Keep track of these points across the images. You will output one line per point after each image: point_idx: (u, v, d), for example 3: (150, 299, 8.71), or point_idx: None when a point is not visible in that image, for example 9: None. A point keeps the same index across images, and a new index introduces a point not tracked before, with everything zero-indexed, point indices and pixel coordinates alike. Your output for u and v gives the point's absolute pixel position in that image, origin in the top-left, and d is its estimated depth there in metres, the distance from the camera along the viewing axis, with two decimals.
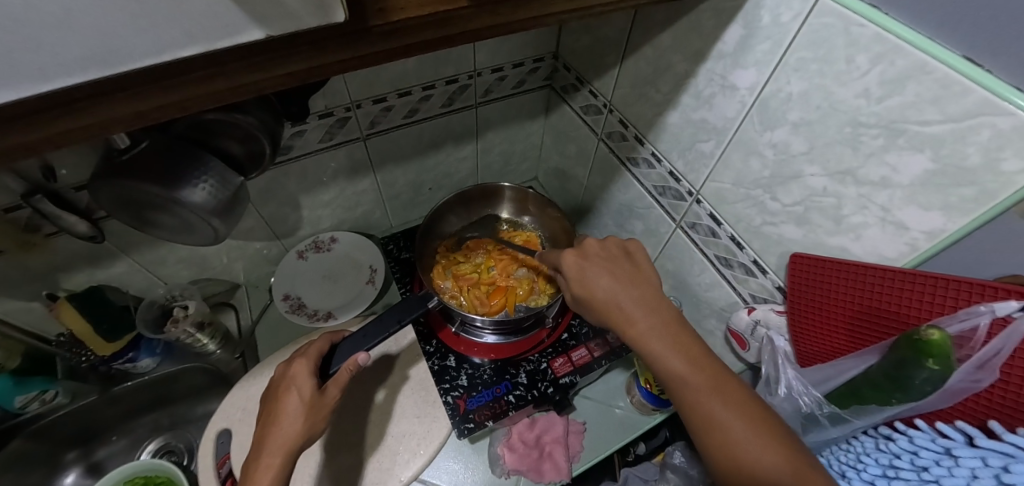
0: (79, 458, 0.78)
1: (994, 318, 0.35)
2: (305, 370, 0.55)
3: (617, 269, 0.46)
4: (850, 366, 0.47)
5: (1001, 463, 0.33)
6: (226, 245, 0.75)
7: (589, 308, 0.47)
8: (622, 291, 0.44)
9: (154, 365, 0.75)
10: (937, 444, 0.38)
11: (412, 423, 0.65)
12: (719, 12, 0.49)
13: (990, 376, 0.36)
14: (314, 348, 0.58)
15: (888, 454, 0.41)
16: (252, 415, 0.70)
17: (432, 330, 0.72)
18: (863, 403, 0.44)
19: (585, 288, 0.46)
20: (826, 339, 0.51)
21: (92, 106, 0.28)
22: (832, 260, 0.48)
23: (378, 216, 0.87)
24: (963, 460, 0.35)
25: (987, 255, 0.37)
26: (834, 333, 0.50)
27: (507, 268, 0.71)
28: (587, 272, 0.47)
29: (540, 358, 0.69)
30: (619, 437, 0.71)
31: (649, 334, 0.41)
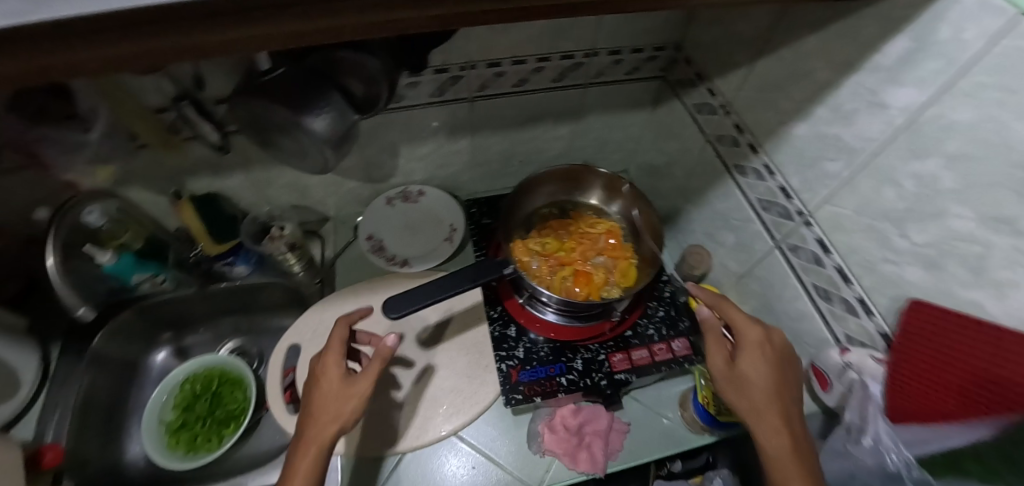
0: (171, 339, 0.89)
1: None
2: (333, 362, 0.56)
3: (784, 377, 0.50)
4: (952, 434, 0.41)
5: None
6: (327, 179, 0.81)
7: (733, 382, 0.50)
8: (777, 394, 0.49)
9: (245, 273, 0.83)
10: None
11: (460, 381, 0.68)
12: (886, 21, 0.43)
13: None
14: (337, 339, 0.58)
15: None
16: (320, 338, 0.75)
17: (499, 297, 0.73)
18: (964, 477, 0.39)
19: (757, 368, 0.50)
20: (930, 401, 0.43)
21: (268, 16, 0.27)
22: (961, 316, 0.40)
23: (465, 179, 0.89)
24: None
25: None
26: (941, 397, 0.42)
27: (586, 253, 0.70)
28: (764, 359, 0.51)
29: (599, 349, 0.68)
30: (662, 447, 0.69)
31: (785, 448, 0.46)
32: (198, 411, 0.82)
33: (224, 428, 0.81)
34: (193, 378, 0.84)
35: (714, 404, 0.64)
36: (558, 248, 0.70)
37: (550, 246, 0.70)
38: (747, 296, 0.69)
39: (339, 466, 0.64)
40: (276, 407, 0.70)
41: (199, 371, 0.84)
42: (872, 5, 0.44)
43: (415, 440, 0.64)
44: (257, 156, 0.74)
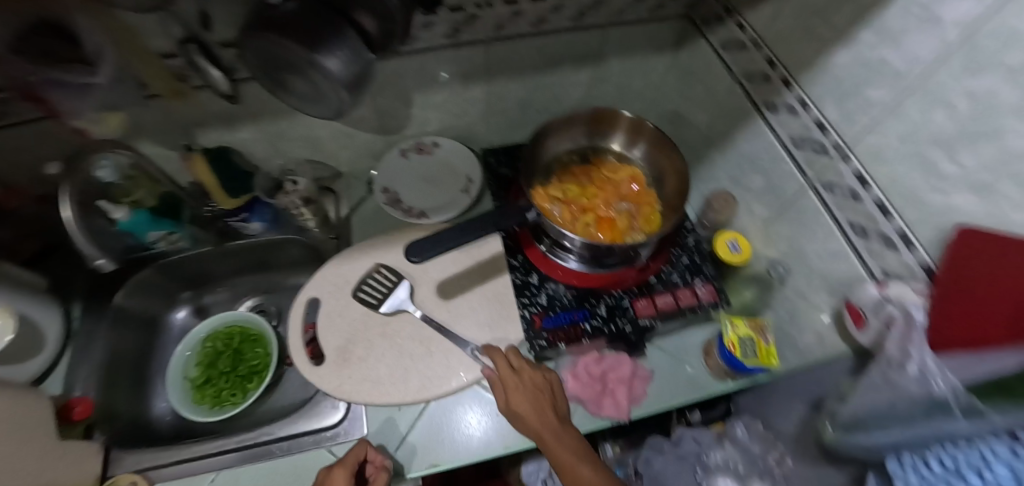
0: (190, 298, 0.91)
1: None
2: (340, 478, 0.59)
3: (546, 405, 0.58)
4: (991, 358, 0.36)
5: None
6: (340, 130, 0.80)
7: (515, 419, 0.57)
8: (538, 420, 0.56)
9: (261, 230, 0.82)
10: None
11: (483, 329, 0.72)
12: None
13: None
14: (352, 457, 0.62)
15: None
16: (341, 291, 0.75)
17: (519, 246, 0.71)
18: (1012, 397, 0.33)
19: (522, 402, 0.57)
20: (966, 327, 0.39)
21: None
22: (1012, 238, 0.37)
23: (480, 130, 0.87)
24: None
25: None
26: (977, 322, 0.39)
27: (609, 199, 0.69)
28: (522, 390, 0.57)
29: (623, 296, 0.67)
30: (687, 394, 0.69)
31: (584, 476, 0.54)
32: (221, 368, 0.83)
33: (247, 383, 0.81)
34: (215, 336, 0.85)
35: (741, 348, 0.63)
36: (581, 194, 0.69)
37: (572, 192, 0.69)
38: (775, 239, 0.67)
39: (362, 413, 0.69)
40: (297, 360, 0.70)
41: (220, 328, 0.85)
42: None
43: (443, 388, 0.68)
44: (269, 106, 0.71)
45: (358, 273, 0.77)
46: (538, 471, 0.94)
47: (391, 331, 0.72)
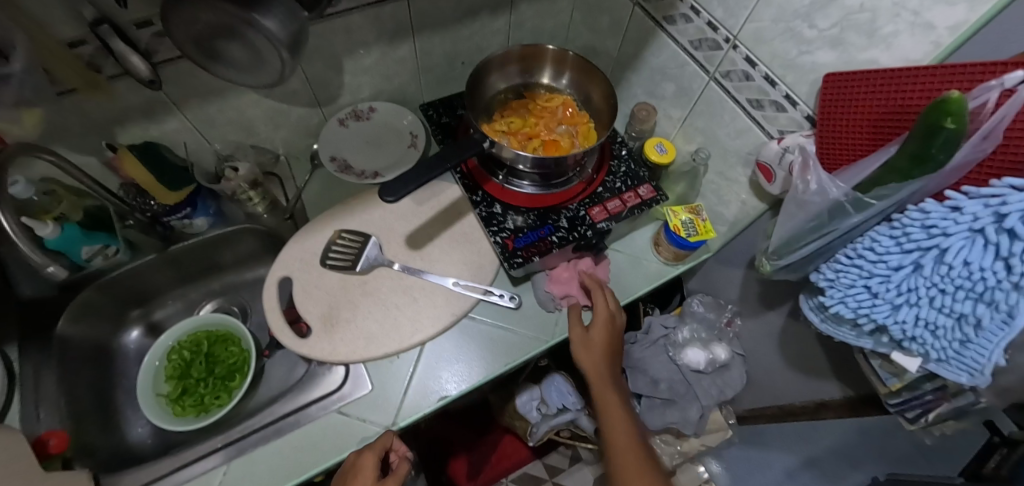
0: (140, 317, 0.85)
1: (1003, 90, 0.39)
2: (373, 466, 0.61)
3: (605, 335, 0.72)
4: (868, 164, 0.51)
5: (1000, 202, 0.39)
6: (271, 109, 0.78)
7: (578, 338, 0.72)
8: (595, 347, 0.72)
9: (206, 226, 0.80)
10: (944, 207, 0.44)
11: (460, 268, 0.77)
12: None
13: (993, 143, 0.41)
14: (382, 444, 0.64)
15: (899, 228, 0.47)
16: (311, 264, 0.76)
17: (477, 183, 0.76)
18: (884, 187, 0.48)
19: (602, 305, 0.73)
20: (847, 148, 0.54)
21: None
22: (863, 72, 0.51)
23: (413, 90, 0.90)
24: (968, 208, 0.41)
25: (1007, 37, 0.42)
26: (853, 141, 0.53)
27: (549, 124, 0.76)
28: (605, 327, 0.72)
29: (579, 207, 0.75)
30: (647, 283, 0.80)
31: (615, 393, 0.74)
32: (196, 375, 0.79)
33: (228, 383, 0.79)
34: (180, 348, 0.81)
35: (684, 228, 0.74)
36: (524, 124, 0.76)
37: (516, 123, 0.75)
38: (692, 134, 0.78)
39: (364, 372, 0.71)
40: (285, 336, 0.70)
41: (184, 338, 0.81)
42: None
43: (436, 326, 0.72)
44: (195, 90, 0.68)
45: (324, 244, 0.77)
46: (532, 400, 1.02)
47: (372, 289, 0.74)
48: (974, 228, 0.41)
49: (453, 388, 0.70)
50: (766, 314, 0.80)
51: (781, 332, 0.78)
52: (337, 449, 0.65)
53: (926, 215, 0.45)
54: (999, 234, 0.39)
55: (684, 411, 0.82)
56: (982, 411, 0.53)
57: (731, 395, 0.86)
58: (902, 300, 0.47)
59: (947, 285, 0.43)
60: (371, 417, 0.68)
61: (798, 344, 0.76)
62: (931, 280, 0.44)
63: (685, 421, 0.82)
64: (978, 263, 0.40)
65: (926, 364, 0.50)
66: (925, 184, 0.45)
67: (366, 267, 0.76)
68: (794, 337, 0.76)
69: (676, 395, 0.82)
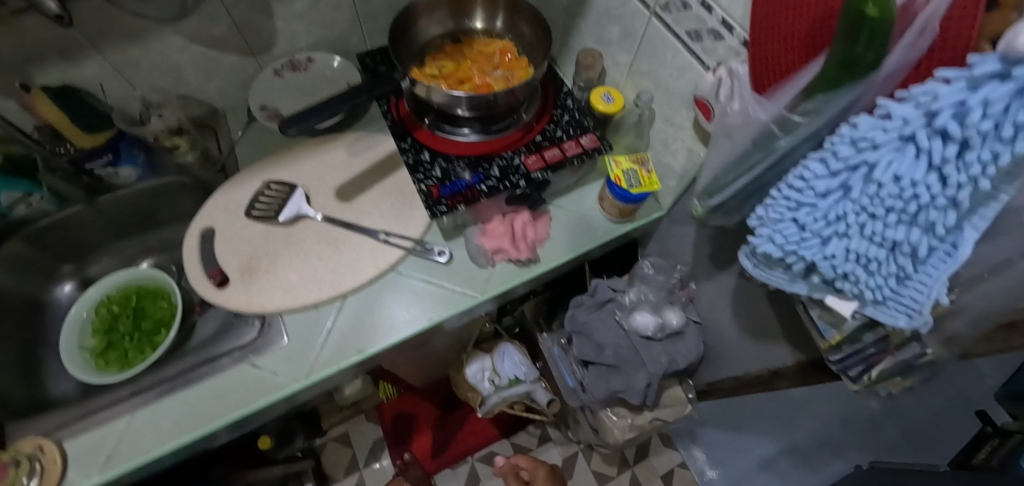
0: (74, 272, 0.83)
1: None
2: None
3: None
4: (796, 80, 0.42)
5: (931, 98, 0.30)
6: (199, 55, 0.75)
7: None
8: None
9: (135, 177, 0.78)
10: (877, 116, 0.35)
11: (390, 221, 0.73)
12: None
13: (928, 34, 0.32)
14: None
15: (830, 148, 0.39)
16: (236, 215, 0.73)
17: (407, 130, 0.72)
18: (812, 101, 0.40)
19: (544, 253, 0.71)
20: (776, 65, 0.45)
21: None
22: None
23: (355, 42, 0.86)
24: (897, 113, 0.32)
25: None
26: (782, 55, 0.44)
27: (484, 69, 0.71)
28: None
29: (514, 156, 0.71)
30: (590, 241, 0.75)
31: None
32: (122, 330, 0.77)
33: (154, 338, 0.76)
34: (108, 302, 0.78)
35: (626, 179, 0.69)
36: (457, 69, 0.71)
37: (448, 68, 0.71)
38: (639, 80, 0.72)
39: (281, 325, 0.67)
40: (201, 286, 0.67)
41: (112, 293, 0.79)
42: None
43: (359, 278, 0.69)
44: (111, 29, 0.65)
45: (251, 194, 0.74)
46: (483, 370, 0.99)
47: (296, 241, 0.71)
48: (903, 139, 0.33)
49: (372, 343, 0.66)
50: (719, 276, 0.75)
51: (733, 295, 0.73)
52: (246, 401, 0.62)
53: (853, 129, 0.37)
54: (927, 138, 0.31)
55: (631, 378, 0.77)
56: (929, 366, 0.47)
57: (683, 366, 0.80)
58: (830, 231, 0.40)
59: (877, 209, 0.36)
60: (284, 370, 0.64)
61: (749, 307, 0.70)
62: (861, 204, 0.37)
63: (632, 388, 0.77)
64: (907, 178, 0.32)
65: (862, 309, 0.44)
66: (857, 95, 0.38)
67: (292, 219, 0.72)
68: (745, 300, 0.70)
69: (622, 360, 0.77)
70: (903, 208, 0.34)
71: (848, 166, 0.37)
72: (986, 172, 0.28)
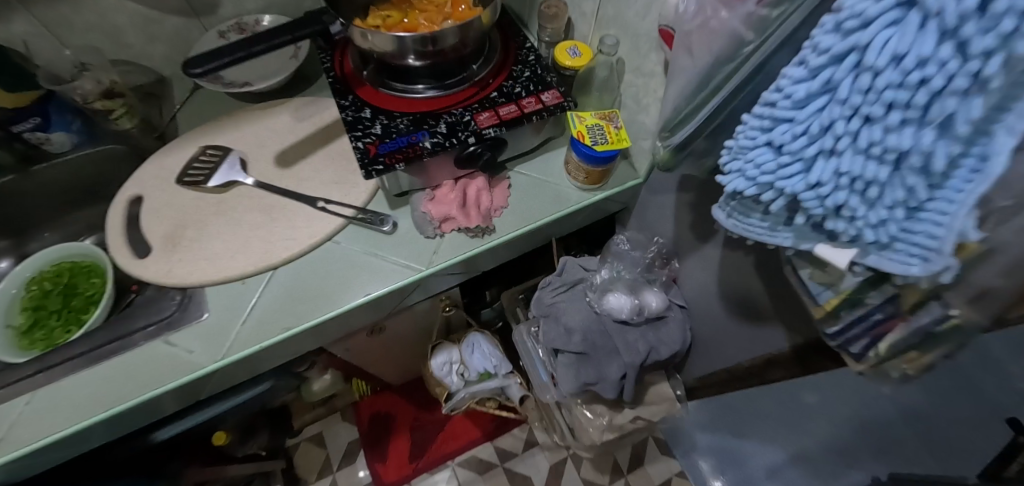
0: (10, 248, 0.78)
1: None
2: None
3: None
4: None
5: None
6: (137, 14, 0.71)
7: None
8: None
9: (71, 145, 0.72)
10: None
11: (329, 188, 0.66)
12: None
13: None
14: None
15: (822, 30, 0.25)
16: (165, 182, 0.67)
17: (349, 88, 0.65)
18: None
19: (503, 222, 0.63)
20: None
21: None
22: None
23: (310, 6, 0.81)
24: None
25: None
26: None
27: (433, 19, 0.64)
28: None
29: (465, 112, 0.63)
30: (554, 209, 0.67)
31: None
32: (50, 307, 0.71)
33: (80, 316, 0.70)
34: (40, 279, 0.73)
35: (590, 136, 0.61)
36: (403, 19, 0.64)
37: (393, 18, 0.64)
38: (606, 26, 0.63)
39: (201, 299, 0.60)
40: (118, 255, 0.61)
41: (46, 268, 0.74)
42: None
43: (290, 248, 0.61)
44: None
45: (185, 160, 0.68)
46: (449, 362, 0.91)
47: (226, 208, 0.64)
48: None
49: (295, 320, 0.58)
50: (703, 249, 0.65)
51: (720, 270, 0.63)
52: (153, 383, 0.55)
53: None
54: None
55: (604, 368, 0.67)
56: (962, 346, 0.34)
57: (665, 356, 0.70)
58: (813, 154, 0.28)
59: (867, 112, 0.23)
60: (199, 349, 0.57)
61: (738, 283, 0.60)
62: (851, 109, 0.24)
63: (605, 380, 0.67)
64: (912, 54, 0.19)
65: (864, 257, 0.31)
66: None
67: (224, 185, 0.66)
68: (734, 273, 0.60)
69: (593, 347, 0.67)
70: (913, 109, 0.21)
71: (833, 57, 0.24)
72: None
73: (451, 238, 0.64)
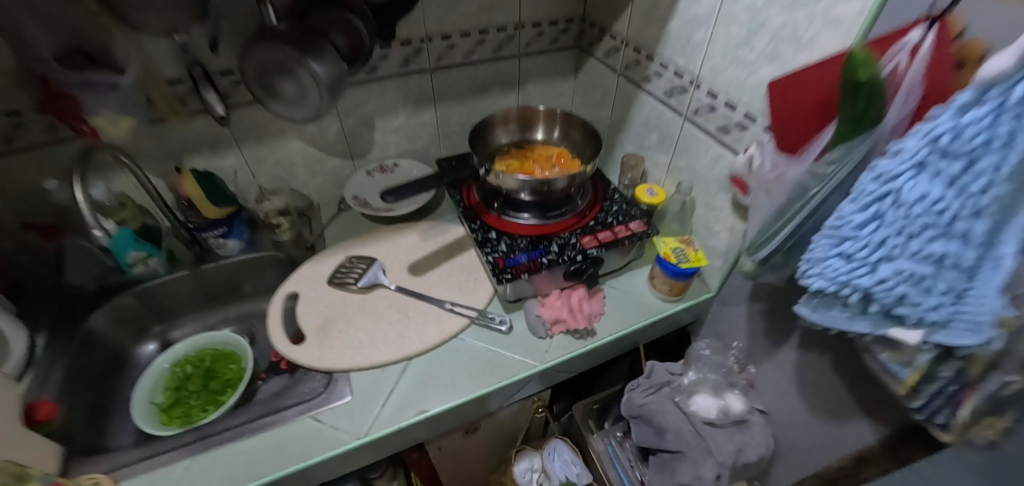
0: (159, 333, 0.89)
1: (909, 51, 0.44)
2: None
3: None
4: (821, 137, 0.51)
5: (994, 100, 0.36)
6: (312, 156, 0.93)
7: None
8: None
9: (238, 250, 0.88)
10: (922, 138, 0.40)
11: (452, 293, 0.79)
12: None
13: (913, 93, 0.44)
14: None
15: (879, 175, 0.44)
16: (320, 282, 0.81)
17: (477, 214, 0.83)
18: (847, 144, 0.47)
19: (604, 326, 0.76)
20: (799, 126, 0.53)
21: None
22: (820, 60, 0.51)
23: (433, 153, 1.05)
24: (960, 125, 0.37)
25: (908, 8, 0.46)
26: (806, 119, 0.52)
27: (545, 166, 0.84)
28: None
29: (571, 236, 0.78)
30: (643, 318, 0.78)
31: None
32: (191, 388, 0.79)
33: (216, 398, 0.78)
34: (184, 361, 0.83)
35: (675, 256, 0.75)
36: (523, 166, 0.84)
37: (513, 164, 0.84)
38: (678, 173, 0.82)
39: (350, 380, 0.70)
40: (279, 341, 0.72)
41: (190, 353, 0.84)
42: None
43: (424, 343, 0.72)
44: (252, 132, 0.85)
45: (334, 266, 0.83)
46: (531, 470, 0.92)
47: (370, 305, 0.78)
48: (920, 158, 0.41)
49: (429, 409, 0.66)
50: (778, 351, 0.73)
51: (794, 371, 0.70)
52: (303, 454, 0.61)
53: (897, 153, 0.43)
54: (943, 158, 0.39)
55: (698, 468, 0.71)
56: None
57: (752, 459, 0.73)
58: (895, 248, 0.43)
59: (912, 226, 0.42)
60: (345, 425, 0.65)
61: (819, 380, 0.67)
62: (901, 223, 0.42)
63: (702, 481, 0.70)
64: (932, 193, 0.40)
65: (930, 336, 0.44)
66: (870, 144, 0.47)
67: (367, 287, 0.80)
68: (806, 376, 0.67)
69: (686, 446, 0.73)
70: (939, 224, 0.40)
71: (903, 178, 0.42)
72: (1000, 176, 0.36)
73: (560, 338, 0.75)
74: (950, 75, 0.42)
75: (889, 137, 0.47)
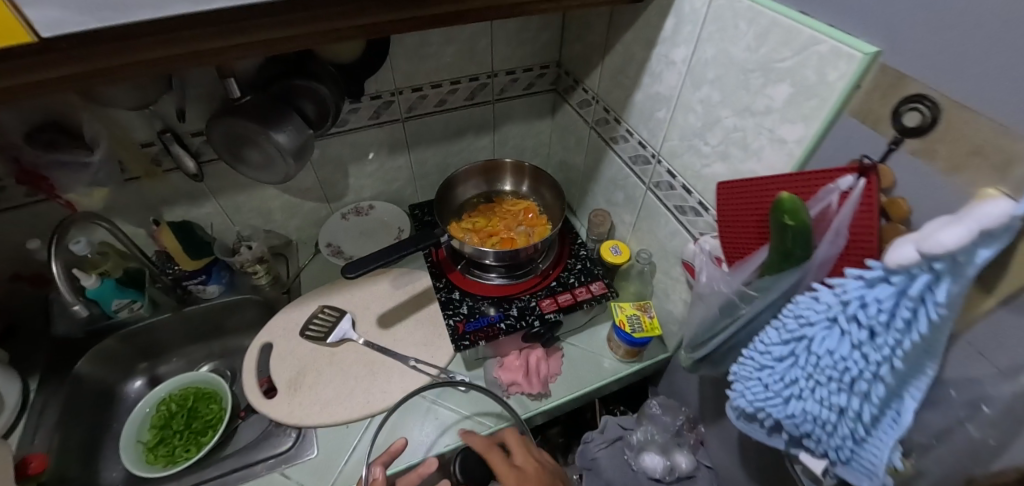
0: (147, 369, 0.95)
1: (840, 194, 0.44)
2: None
3: None
4: (757, 257, 0.52)
5: (900, 285, 0.37)
6: (288, 201, 0.95)
7: None
8: None
9: (218, 293, 0.92)
10: (837, 297, 0.42)
11: (418, 349, 0.83)
12: (653, 24, 0.66)
13: (840, 238, 0.44)
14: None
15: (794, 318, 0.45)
16: (293, 333, 0.85)
17: (443, 271, 0.85)
18: (776, 275, 0.48)
19: (560, 386, 0.80)
20: (743, 237, 0.55)
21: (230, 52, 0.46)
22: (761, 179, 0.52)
23: (409, 192, 1.06)
24: (870, 298, 0.39)
25: (841, 146, 0.46)
26: (749, 232, 0.54)
27: (510, 224, 0.86)
28: None
29: (531, 298, 0.81)
30: (599, 379, 0.81)
31: None
32: (175, 427, 0.85)
33: (198, 437, 0.84)
34: (168, 399, 0.89)
35: (629, 324, 0.77)
36: (489, 224, 0.86)
37: (478, 222, 0.86)
38: (642, 238, 0.84)
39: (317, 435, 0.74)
40: (251, 394, 0.77)
41: (174, 391, 0.90)
42: (642, 31, 0.68)
43: (386, 400, 0.77)
44: (227, 183, 0.87)
45: (307, 316, 0.87)
46: None
47: (338, 358, 0.82)
48: (831, 316, 0.42)
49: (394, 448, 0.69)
50: (723, 419, 0.76)
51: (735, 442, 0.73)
52: None
53: (814, 301, 0.44)
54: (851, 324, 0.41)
55: None
56: None
57: None
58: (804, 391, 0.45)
59: (820, 376, 0.43)
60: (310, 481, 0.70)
61: (756, 455, 0.70)
62: (810, 370, 0.44)
63: None
64: (839, 352, 0.42)
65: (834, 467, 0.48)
66: (796, 278, 0.47)
67: (337, 342, 0.84)
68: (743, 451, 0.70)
69: None
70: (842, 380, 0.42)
71: (816, 329, 0.43)
72: (899, 353, 0.38)
73: (514, 397, 0.79)
74: (874, 227, 0.42)
75: (817, 272, 0.47)
